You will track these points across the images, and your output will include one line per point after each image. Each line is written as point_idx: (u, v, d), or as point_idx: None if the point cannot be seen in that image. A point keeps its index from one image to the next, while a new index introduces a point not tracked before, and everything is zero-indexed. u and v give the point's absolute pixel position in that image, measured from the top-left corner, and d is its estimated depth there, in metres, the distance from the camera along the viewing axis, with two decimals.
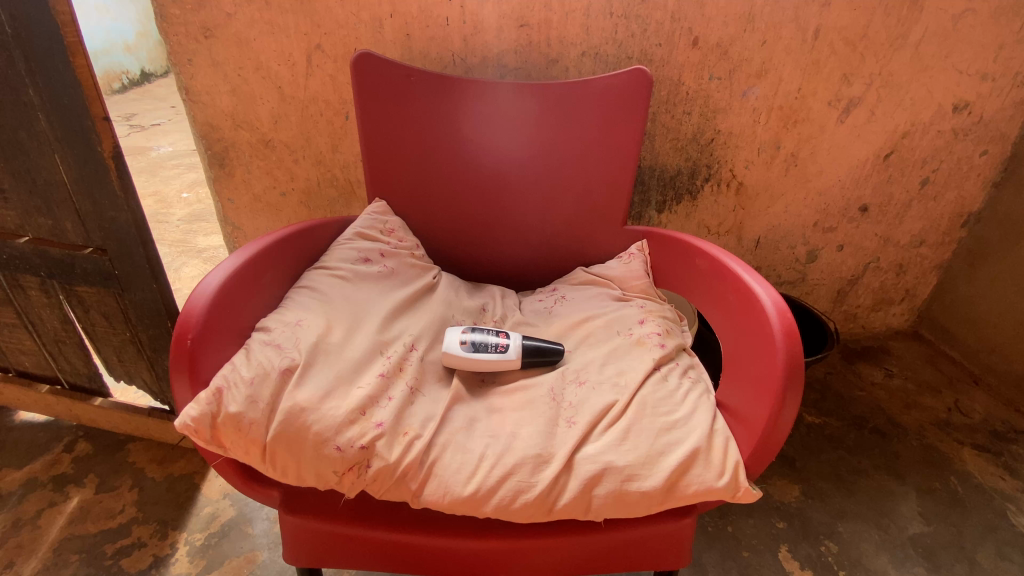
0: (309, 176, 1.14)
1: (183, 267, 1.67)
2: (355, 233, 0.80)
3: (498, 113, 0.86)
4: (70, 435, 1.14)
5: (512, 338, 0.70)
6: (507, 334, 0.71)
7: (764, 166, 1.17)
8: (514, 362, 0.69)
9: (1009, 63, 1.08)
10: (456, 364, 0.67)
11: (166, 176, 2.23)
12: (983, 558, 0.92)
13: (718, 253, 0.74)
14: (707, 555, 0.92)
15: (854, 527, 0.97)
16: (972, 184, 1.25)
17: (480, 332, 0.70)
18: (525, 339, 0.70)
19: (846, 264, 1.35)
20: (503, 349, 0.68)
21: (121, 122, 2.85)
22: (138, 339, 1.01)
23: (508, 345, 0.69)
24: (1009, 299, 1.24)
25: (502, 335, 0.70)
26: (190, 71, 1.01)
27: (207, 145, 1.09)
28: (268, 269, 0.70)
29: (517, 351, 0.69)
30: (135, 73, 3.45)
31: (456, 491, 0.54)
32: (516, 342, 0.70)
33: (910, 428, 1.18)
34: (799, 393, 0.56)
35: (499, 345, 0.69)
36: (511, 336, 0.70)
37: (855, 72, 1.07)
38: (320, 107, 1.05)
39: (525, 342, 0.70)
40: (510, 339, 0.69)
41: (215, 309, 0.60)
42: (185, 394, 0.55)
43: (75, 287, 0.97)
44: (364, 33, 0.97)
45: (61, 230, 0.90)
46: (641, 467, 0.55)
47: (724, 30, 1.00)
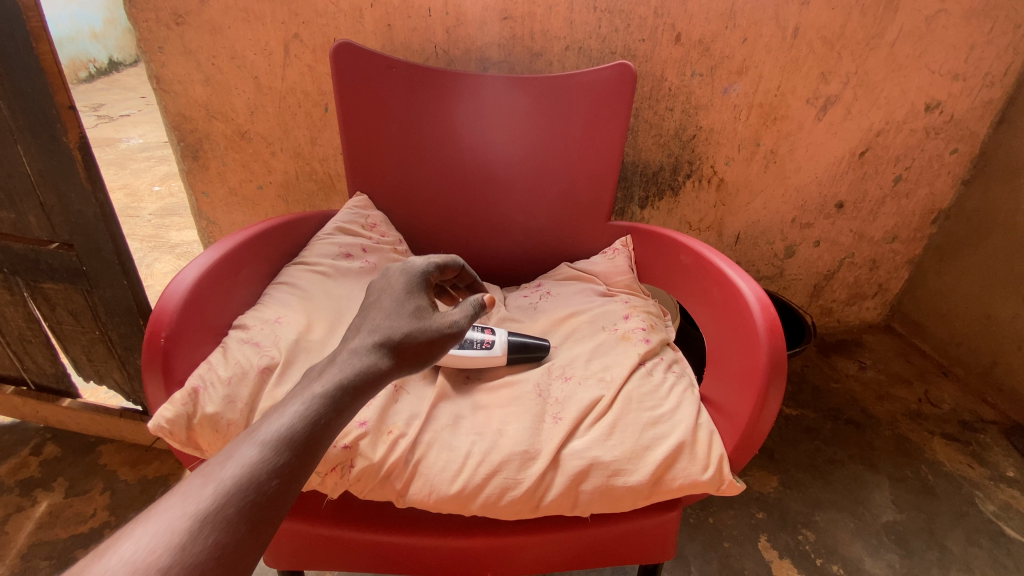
0: (286, 169, 1.11)
1: (156, 263, 1.62)
2: (336, 228, 0.79)
3: (482, 108, 0.85)
4: (37, 437, 1.10)
5: (497, 335, 0.70)
6: (493, 331, 0.70)
7: (743, 162, 1.18)
8: (501, 360, 0.68)
9: (980, 63, 1.11)
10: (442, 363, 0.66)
11: (136, 170, 2.16)
12: (953, 543, 0.95)
13: (702, 248, 0.74)
14: (689, 547, 0.93)
15: (831, 516, 0.99)
16: (942, 181, 1.28)
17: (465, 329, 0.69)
18: (511, 335, 0.70)
19: (822, 260, 1.38)
20: (490, 347, 0.68)
21: (88, 113, 2.75)
22: (109, 337, 0.98)
23: (494, 341, 0.68)
24: (977, 293, 1.29)
25: (487, 332, 0.70)
26: (161, 59, 0.97)
27: (180, 137, 1.06)
28: (244, 265, 0.68)
29: (502, 347, 0.68)
30: (104, 62, 3.35)
31: (442, 489, 0.53)
32: (501, 339, 0.69)
33: (882, 419, 1.21)
34: (782, 386, 0.57)
35: (484, 342, 0.68)
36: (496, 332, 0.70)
37: (832, 71, 1.08)
38: (298, 98, 1.02)
39: (510, 338, 0.69)
40: (495, 337, 0.69)
41: (191, 306, 0.58)
42: (160, 395, 0.54)
43: (41, 284, 0.93)
44: (344, 22, 0.94)
45: (25, 224, 0.86)
46: (627, 462, 0.55)
47: (707, 26, 1.00)
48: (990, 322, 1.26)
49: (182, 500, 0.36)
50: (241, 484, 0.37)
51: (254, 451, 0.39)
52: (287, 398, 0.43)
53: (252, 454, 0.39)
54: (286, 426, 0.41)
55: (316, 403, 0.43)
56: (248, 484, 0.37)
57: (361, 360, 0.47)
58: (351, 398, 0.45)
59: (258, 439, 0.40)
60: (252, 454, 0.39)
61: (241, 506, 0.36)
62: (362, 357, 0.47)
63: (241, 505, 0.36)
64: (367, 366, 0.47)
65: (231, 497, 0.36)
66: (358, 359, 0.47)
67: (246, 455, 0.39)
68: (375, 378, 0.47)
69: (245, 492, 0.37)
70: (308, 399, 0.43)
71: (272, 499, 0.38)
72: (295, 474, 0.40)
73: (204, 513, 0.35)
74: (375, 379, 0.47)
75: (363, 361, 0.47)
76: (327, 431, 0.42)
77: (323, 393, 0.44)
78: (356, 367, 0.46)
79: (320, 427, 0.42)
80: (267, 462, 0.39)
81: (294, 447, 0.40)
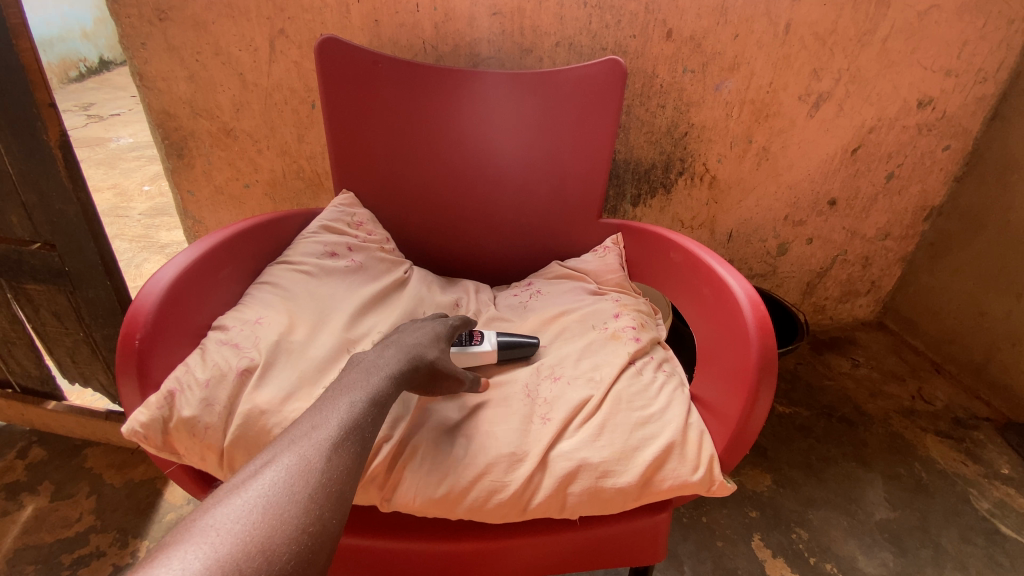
0: (273, 167, 1.10)
1: (144, 263, 1.60)
2: (321, 226, 0.77)
3: (470, 104, 0.84)
4: (23, 441, 1.08)
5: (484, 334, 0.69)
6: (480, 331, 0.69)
7: (736, 160, 1.18)
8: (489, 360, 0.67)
9: (971, 59, 1.10)
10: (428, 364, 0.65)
11: (126, 169, 2.14)
12: (947, 541, 0.95)
13: (692, 246, 0.74)
14: (682, 547, 0.93)
15: (824, 514, 0.99)
16: (934, 178, 1.28)
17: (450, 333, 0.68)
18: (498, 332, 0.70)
19: (815, 257, 1.37)
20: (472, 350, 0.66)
21: (77, 112, 2.72)
22: (93, 339, 0.96)
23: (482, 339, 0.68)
24: (969, 290, 1.29)
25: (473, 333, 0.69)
26: (145, 55, 0.95)
27: (165, 134, 1.04)
28: (225, 264, 0.67)
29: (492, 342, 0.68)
30: (94, 61, 3.32)
31: (428, 493, 0.52)
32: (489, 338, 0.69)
33: (876, 416, 1.21)
34: (773, 385, 0.56)
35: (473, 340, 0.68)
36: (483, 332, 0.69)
37: (824, 67, 1.08)
38: (284, 95, 1.01)
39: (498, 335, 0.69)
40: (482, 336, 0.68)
41: (167, 307, 0.56)
42: (135, 399, 0.52)
43: (22, 285, 0.91)
44: (330, 18, 0.93)
45: (6, 223, 0.84)
46: (617, 463, 0.54)
47: (698, 22, 0.99)
48: (982, 319, 1.26)
49: (242, 501, 0.36)
50: (300, 484, 0.38)
51: (306, 456, 0.40)
52: (322, 410, 0.44)
53: (306, 457, 0.40)
54: (328, 434, 0.42)
55: (351, 415, 0.44)
56: (308, 484, 0.38)
57: (402, 356, 0.54)
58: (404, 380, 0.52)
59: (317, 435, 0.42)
60: (303, 458, 0.40)
61: (306, 505, 0.37)
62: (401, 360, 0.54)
63: (306, 504, 0.37)
64: (400, 377, 0.52)
65: (296, 496, 0.37)
66: (395, 358, 0.53)
67: (298, 459, 0.39)
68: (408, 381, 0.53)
69: (305, 491, 0.38)
70: (345, 410, 0.45)
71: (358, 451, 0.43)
72: (348, 482, 0.40)
73: (273, 508, 0.36)
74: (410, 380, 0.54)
75: (398, 368, 0.52)
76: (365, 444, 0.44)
77: (354, 407, 0.45)
78: (393, 371, 0.52)
79: (360, 437, 0.44)
80: (321, 466, 0.40)
81: (343, 453, 0.41)
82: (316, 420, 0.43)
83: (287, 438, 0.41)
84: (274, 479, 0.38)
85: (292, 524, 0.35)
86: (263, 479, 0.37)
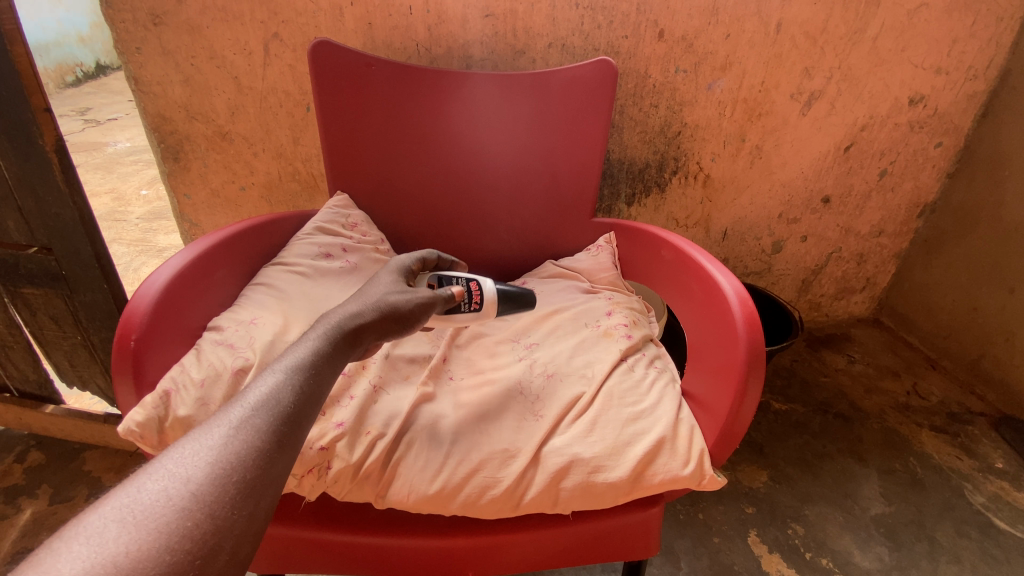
0: (269, 170, 1.10)
1: (142, 267, 1.60)
2: (315, 228, 0.78)
3: (464, 104, 0.84)
4: (21, 445, 1.09)
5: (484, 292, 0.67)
6: (479, 288, 0.67)
7: (729, 158, 1.19)
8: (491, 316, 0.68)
9: (962, 56, 1.11)
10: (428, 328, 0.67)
11: (123, 173, 2.14)
12: (942, 535, 0.96)
13: (682, 244, 0.74)
14: (679, 543, 0.93)
15: (820, 510, 0.99)
16: (927, 175, 1.29)
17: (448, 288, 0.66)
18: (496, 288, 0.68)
19: (810, 254, 1.38)
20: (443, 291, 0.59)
21: (74, 117, 2.72)
22: (91, 342, 0.97)
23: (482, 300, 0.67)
24: (963, 286, 1.30)
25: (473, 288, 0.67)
26: (139, 60, 0.96)
27: (160, 138, 1.05)
28: (220, 265, 0.67)
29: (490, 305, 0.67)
30: (90, 65, 3.33)
31: (421, 490, 0.53)
32: (488, 296, 0.67)
33: (871, 412, 1.22)
34: (761, 379, 0.57)
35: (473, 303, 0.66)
36: (481, 288, 0.67)
37: (816, 66, 1.08)
38: (279, 98, 1.01)
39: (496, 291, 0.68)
40: (480, 298, 0.66)
41: (162, 308, 0.57)
42: (130, 398, 0.53)
43: (20, 289, 0.92)
44: (324, 21, 0.94)
45: (2, 228, 0.84)
46: (608, 458, 0.55)
47: (689, 22, 1.00)
48: (976, 314, 1.27)
49: (133, 503, 0.30)
50: (208, 474, 0.32)
51: (215, 447, 0.34)
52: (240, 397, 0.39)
53: (215, 450, 0.34)
54: (252, 414, 0.37)
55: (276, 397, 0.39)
56: (214, 482, 0.32)
57: (353, 311, 0.49)
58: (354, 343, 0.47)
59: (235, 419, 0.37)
60: (212, 450, 0.34)
61: (212, 506, 0.31)
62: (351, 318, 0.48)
63: (210, 505, 0.31)
64: (344, 342, 0.46)
65: (197, 497, 0.31)
66: (344, 318, 0.48)
67: (204, 451, 0.34)
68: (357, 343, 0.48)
69: (211, 490, 0.32)
70: (268, 392, 0.39)
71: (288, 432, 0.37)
72: (266, 469, 0.35)
73: (168, 511, 0.30)
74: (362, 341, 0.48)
75: (346, 331, 0.47)
76: (296, 428, 0.38)
77: (280, 389, 0.39)
78: (340, 335, 0.46)
79: (289, 421, 0.38)
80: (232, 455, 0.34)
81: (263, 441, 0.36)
82: (232, 405, 0.37)
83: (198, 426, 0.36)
84: (171, 477, 0.32)
85: (194, 522, 0.30)
86: (156, 479, 0.31)
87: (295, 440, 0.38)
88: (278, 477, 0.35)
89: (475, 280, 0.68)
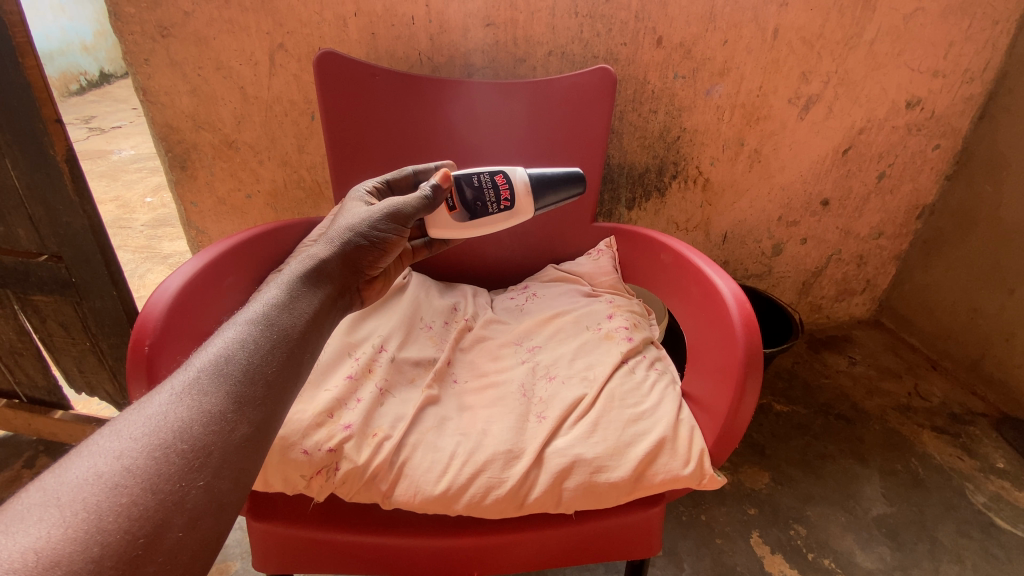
0: (275, 177, 1.12)
1: (148, 273, 1.62)
2: (321, 234, 0.80)
3: (465, 113, 0.87)
4: (30, 450, 1.10)
5: (513, 188, 0.73)
6: (508, 182, 0.72)
7: (728, 162, 1.20)
8: (524, 213, 0.74)
9: (958, 60, 1.13)
10: (458, 230, 0.72)
11: (128, 181, 2.16)
12: (943, 535, 0.96)
13: (681, 248, 0.76)
14: (682, 544, 0.94)
15: (822, 511, 1.00)
16: (925, 177, 1.30)
17: (476, 192, 0.71)
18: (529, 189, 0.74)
19: (810, 257, 1.39)
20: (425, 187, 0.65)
21: (79, 125, 2.75)
22: (100, 348, 0.98)
23: (512, 201, 0.72)
24: (962, 287, 1.30)
25: (502, 192, 0.72)
26: (147, 71, 0.98)
27: (167, 147, 1.07)
28: (229, 272, 0.69)
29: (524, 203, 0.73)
30: (95, 74, 3.36)
31: (427, 490, 0.54)
32: (519, 190, 0.73)
33: (872, 413, 1.23)
34: (760, 379, 0.58)
35: (503, 204, 0.72)
36: (510, 182, 0.73)
37: (813, 70, 1.10)
38: (284, 107, 1.03)
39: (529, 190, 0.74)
40: (511, 194, 0.72)
41: (174, 314, 0.59)
42: None
43: (30, 297, 0.93)
44: (328, 31, 0.96)
45: (13, 236, 0.86)
46: (610, 458, 0.56)
47: (687, 29, 1.01)
48: (976, 315, 1.28)
49: (59, 486, 0.29)
50: (153, 443, 0.33)
51: (149, 424, 0.34)
52: (177, 375, 0.39)
53: (150, 426, 0.34)
54: (198, 384, 0.38)
55: (215, 372, 0.39)
56: (149, 457, 0.32)
57: (299, 272, 0.53)
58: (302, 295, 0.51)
59: (179, 392, 0.37)
60: (146, 427, 0.34)
61: (149, 480, 0.31)
62: (305, 262, 0.55)
63: (148, 479, 0.31)
64: (301, 284, 0.52)
65: (131, 473, 0.31)
66: (297, 264, 0.54)
67: (138, 428, 0.34)
68: (318, 281, 0.54)
69: (147, 465, 0.32)
70: (207, 368, 0.39)
71: (241, 401, 0.38)
72: (215, 435, 0.35)
73: (100, 489, 0.30)
74: (325, 272, 0.55)
75: (299, 269, 0.53)
76: (242, 401, 0.39)
77: (217, 364, 0.40)
78: (296, 278, 0.52)
79: (231, 394, 0.38)
80: (175, 425, 0.34)
81: (204, 414, 0.36)
82: (167, 385, 0.38)
83: (130, 409, 0.35)
84: (100, 456, 0.31)
85: (138, 492, 0.30)
86: (86, 458, 0.31)
87: (243, 411, 0.38)
88: (233, 441, 0.36)
89: (503, 173, 0.73)
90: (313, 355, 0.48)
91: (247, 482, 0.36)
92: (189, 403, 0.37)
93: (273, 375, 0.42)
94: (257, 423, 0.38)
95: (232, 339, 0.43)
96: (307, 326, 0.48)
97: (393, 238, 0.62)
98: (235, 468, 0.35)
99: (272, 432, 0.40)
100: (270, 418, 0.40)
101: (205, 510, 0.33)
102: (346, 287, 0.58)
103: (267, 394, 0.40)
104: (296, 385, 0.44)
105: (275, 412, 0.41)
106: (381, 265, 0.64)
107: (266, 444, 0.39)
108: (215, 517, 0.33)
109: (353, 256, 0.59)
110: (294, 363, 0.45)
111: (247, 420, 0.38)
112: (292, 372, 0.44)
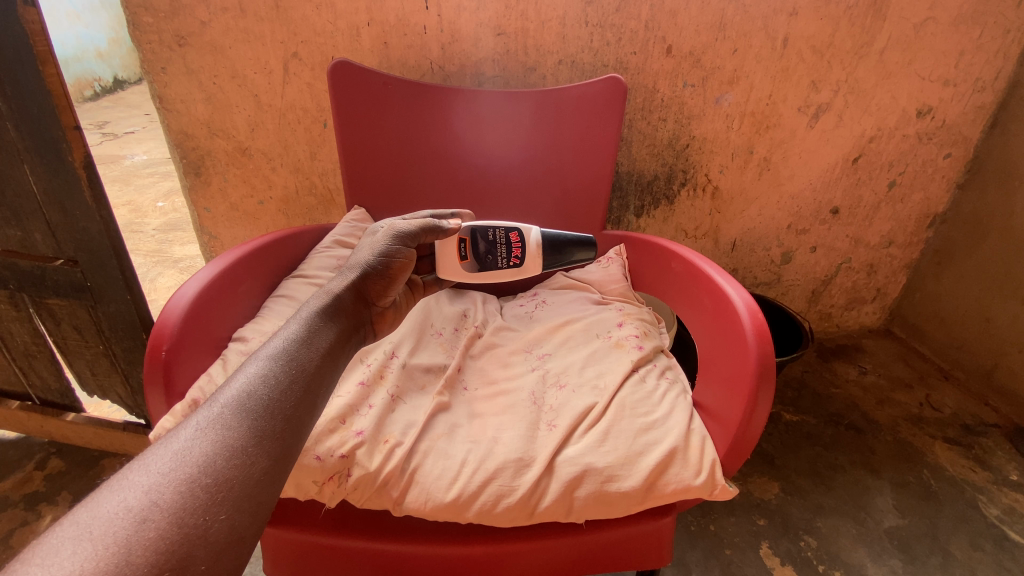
0: (287, 184, 1.14)
1: (159, 277, 1.64)
2: (334, 241, 0.80)
3: (476, 121, 0.87)
4: (42, 452, 1.12)
5: (525, 247, 0.74)
6: (521, 241, 0.74)
7: (737, 170, 1.20)
8: (531, 271, 0.75)
9: (970, 68, 1.12)
10: (466, 278, 0.75)
11: (140, 186, 2.19)
12: (957, 548, 0.95)
13: (692, 257, 0.76)
14: (690, 554, 0.93)
15: (832, 522, 0.99)
16: (936, 186, 1.29)
17: (488, 245, 0.74)
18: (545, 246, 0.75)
19: (820, 265, 1.38)
20: (441, 221, 0.71)
21: (94, 130, 2.80)
22: (112, 351, 0.99)
23: (522, 259, 0.74)
24: (975, 296, 1.29)
25: (514, 249, 0.74)
26: (164, 79, 0.99)
27: (182, 154, 1.08)
28: (244, 278, 0.70)
29: (534, 264, 0.74)
30: (109, 81, 3.42)
31: (438, 498, 0.54)
32: (530, 250, 0.74)
33: (884, 423, 1.21)
34: (772, 390, 0.58)
35: (512, 260, 0.74)
36: (524, 241, 0.74)
37: (823, 79, 1.10)
38: (297, 115, 1.05)
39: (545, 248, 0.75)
40: (521, 253, 0.73)
41: (190, 321, 0.60)
42: (161, 405, 0.56)
43: (45, 300, 0.94)
44: (341, 41, 0.97)
45: (30, 242, 0.87)
46: (620, 467, 0.56)
47: (697, 39, 1.02)
48: (989, 326, 1.27)
49: (91, 520, 0.30)
50: (179, 478, 0.33)
51: (176, 459, 0.34)
52: (201, 411, 0.39)
53: (177, 462, 0.34)
54: (220, 418, 0.38)
55: (238, 407, 0.40)
56: (175, 492, 0.32)
57: (315, 308, 0.54)
58: (317, 327, 0.52)
59: (201, 427, 0.37)
60: (173, 462, 0.34)
61: (176, 514, 0.31)
62: (322, 297, 0.57)
63: (174, 513, 0.31)
64: (319, 317, 0.53)
65: (160, 507, 0.31)
66: (314, 301, 0.56)
67: (166, 463, 0.34)
68: (335, 315, 0.55)
69: (174, 499, 0.32)
70: (230, 404, 0.40)
71: (260, 435, 0.39)
72: (237, 471, 0.36)
73: (129, 523, 0.30)
74: (342, 305, 0.57)
75: (319, 302, 0.55)
76: (262, 434, 0.39)
77: (240, 399, 0.40)
78: (314, 311, 0.54)
79: (252, 428, 0.39)
80: (198, 461, 0.35)
81: (227, 448, 0.36)
82: (190, 420, 0.38)
83: (156, 444, 0.36)
84: (129, 491, 0.32)
85: (165, 527, 0.30)
86: (116, 493, 0.31)
87: (263, 444, 0.38)
88: (254, 475, 0.36)
89: (518, 231, 0.74)
90: (329, 388, 0.49)
91: (265, 515, 0.36)
92: (213, 437, 0.37)
93: (292, 409, 0.42)
94: (276, 456, 0.39)
95: (254, 374, 0.43)
96: (323, 359, 0.49)
97: (397, 267, 0.64)
98: (254, 500, 0.35)
99: (290, 464, 0.40)
100: (289, 451, 0.40)
101: (229, 544, 0.32)
102: (360, 321, 0.60)
103: (286, 428, 0.41)
104: (312, 417, 0.45)
105: (293, 446, 0.41)
106: (390, 296, 0.65)
107: (284, 477, 0.39)
108: (236, 550, 0.33)
109: (362, 287, 0.61)
110: (311, 396, 0.45)
111: (266, 454, 0.38)
112: (309, 405, 0.45)
